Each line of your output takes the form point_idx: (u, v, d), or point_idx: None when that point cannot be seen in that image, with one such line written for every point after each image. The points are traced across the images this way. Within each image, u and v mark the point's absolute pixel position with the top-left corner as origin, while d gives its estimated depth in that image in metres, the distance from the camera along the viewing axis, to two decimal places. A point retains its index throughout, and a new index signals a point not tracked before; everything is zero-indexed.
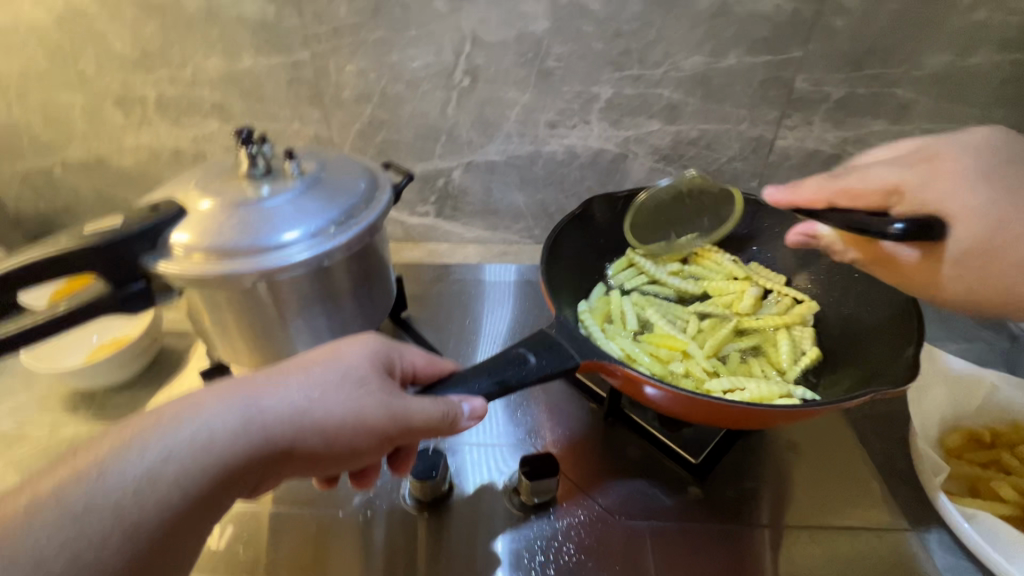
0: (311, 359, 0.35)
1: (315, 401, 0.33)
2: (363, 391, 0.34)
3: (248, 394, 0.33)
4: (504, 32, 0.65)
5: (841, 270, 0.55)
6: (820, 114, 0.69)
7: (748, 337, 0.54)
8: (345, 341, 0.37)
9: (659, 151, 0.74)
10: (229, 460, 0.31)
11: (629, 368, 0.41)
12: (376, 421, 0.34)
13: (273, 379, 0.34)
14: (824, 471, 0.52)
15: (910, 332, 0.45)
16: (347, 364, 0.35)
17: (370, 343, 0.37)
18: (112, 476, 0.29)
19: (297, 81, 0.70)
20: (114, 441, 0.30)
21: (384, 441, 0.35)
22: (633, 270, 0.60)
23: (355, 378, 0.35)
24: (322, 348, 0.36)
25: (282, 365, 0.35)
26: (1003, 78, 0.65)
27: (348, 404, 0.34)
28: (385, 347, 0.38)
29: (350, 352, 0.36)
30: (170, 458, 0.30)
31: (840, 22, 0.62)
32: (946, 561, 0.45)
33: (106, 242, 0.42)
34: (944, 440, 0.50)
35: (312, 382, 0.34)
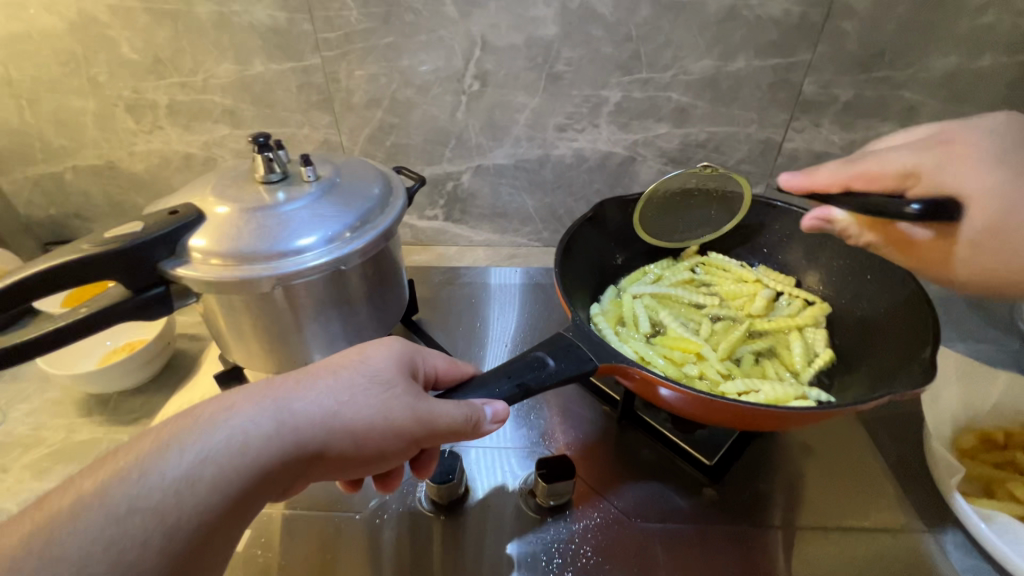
0: (338, 362, 0.35)
1: (345, 404, 0.33)
2: (391, 394, 0.34)
3: (279, 397, 0.33)
4: (514, 36, 0.65)
5: (853, 272, 0.56)
6: (828, 116, 0.70)
7: (761, 340, 0.54)
8: (371, 344, 0.37)
9: (668, 154, 0.74)
10: (263, 462, 0.31)
11: (646, 370, 0.41)
12: (405, 423, 0.34)
13: (303, 382, 0.34)
14: (838, 472, 0.52)
15: (923, 333, 0.45)
16: (374, 367, 0.35)
17: (396, 347, 0.37)
18: (150, 479, 0.29)
19: (307, 86, 0.70)
20: (151, 445, 0.30)
21: (411, 443, 0.35)
22: (645, 273, 0.60)
23: (382, 380, 0.35)
24: (349, 350, 0.36)
25: (309, 367, 0.35)
26: (1011, 80, 0.65)
27: (377, 407, 0.34)
28: (409, 350, 0.38)
29: (376, 355, 0.36)
30: (206, 461, 0.30)
31: (848, 25, 0.62)
32: (962, 562, 0.45)
33: (125, 247, 0.42)
34: (957, 440, 0.50)
35: (342, 385, 0.34)
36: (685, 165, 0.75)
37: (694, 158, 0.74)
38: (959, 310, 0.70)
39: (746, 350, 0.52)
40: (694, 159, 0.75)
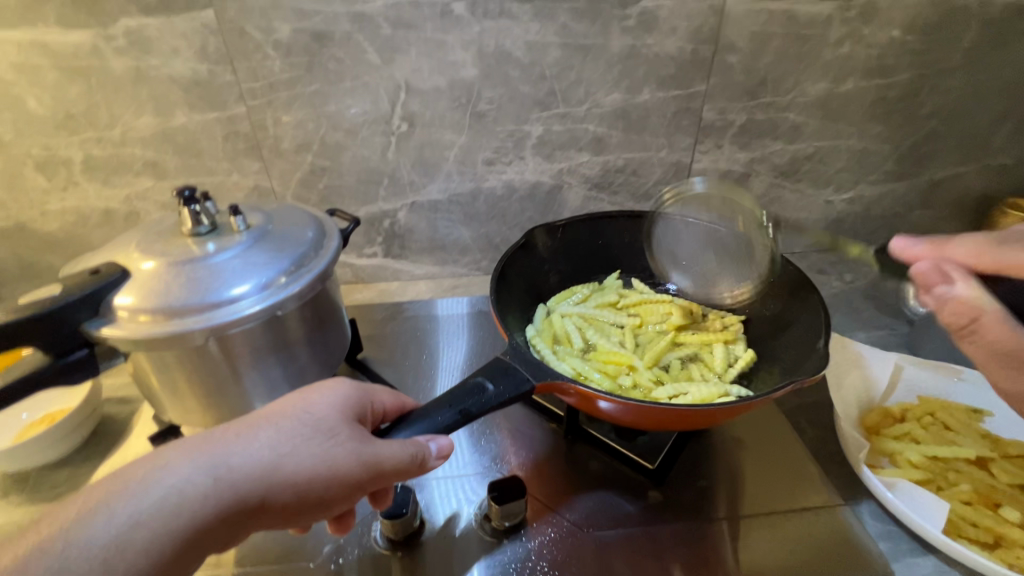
0: (280, 412, 0.36)
1: (284, 453, 0.34)
2: (332, 439, 0.35)
3: (217, 451, 0.33)
4: (436, 79, 0.69)
5: (759, 275, 0.61)
6: (727, 138, 0.77)
7: (686, 346, 0.58)
8: (312, 389, 0.38)
9: (592, 180, 0.79)
10: (198, 520, 0.31)
11: (581, 386, 0.43)
12: (348, 469, 0.35)
13: (242, 432, 0.34)
14: (766, 461, 0.56)
15: (820, 326, 0.50)
16: (316, 413, 0.36)
17: (340, 391, 0.38)
18: (78, 547, 0.29)
19: (233, 134, 0.70)
20: (77, 511, 0.30)
21: (357, 489, 0.35)
22: (574, 292, 0.64)
23: (324, 427, 0.35)
24: (290, 398, 0.37)
25: (249, 416, 0.36)
26: (871, 99, 0.76)
27: (318, 453, 0.34)
28: (354, 393, 0.39)
29: (320, 401, 0.37)
30: (138, 525, 0.30)
31: (733, 58, 0.70)
32: (876, 527, 0.50)
33: (21, 320, 0.39)
34: (864, 419, 0.56)
35: (281, 435, 0.34)
36: (608, 189, 0.81)
37: (615, 182, 0.80)
38: (857, 304, 0.79)
39: (673, 356, 0.57)
40: (615, 183, 0.80)
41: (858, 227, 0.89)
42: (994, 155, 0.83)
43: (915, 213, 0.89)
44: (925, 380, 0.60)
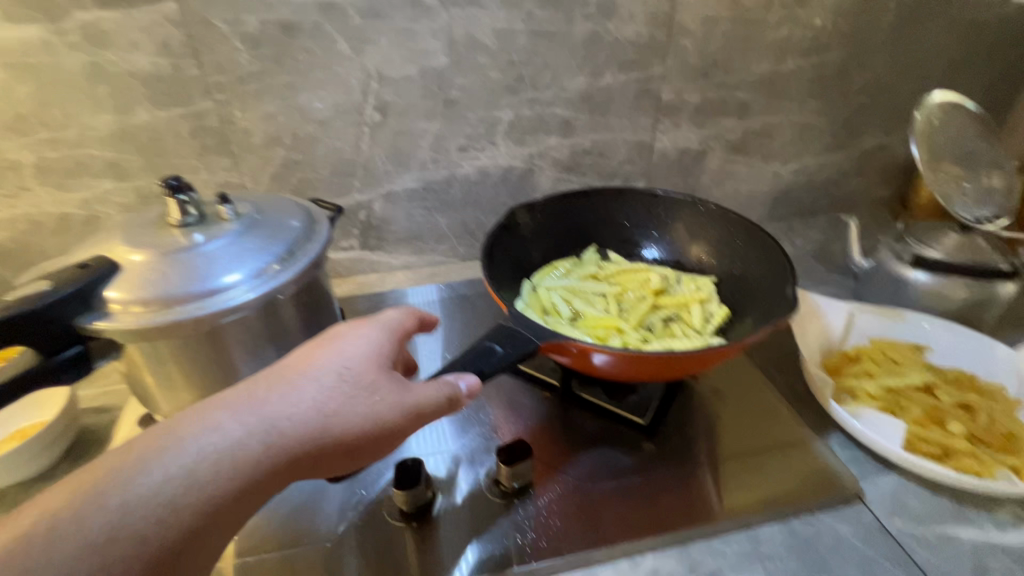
0: (319, 363, 0.39)
1: (329, 404, 0.37)
2: (372, 391, 0.38)
3: (266, 405, 0.36)
4: (408, 68, 0.70)
5: (726, 238, 0.65)
6: (684, 117, 0.83)
7: (665, 308, 0.62)
8: (342, 340, 0.40)
9: (561, 163, 0.83)
10: (250, 462, 0.34)
11: (583, 343, 0.47)
12: (389, 417, 0.38)
13: (286, 386, 0.37)
14: (745, 407, 0.61)
15: (785, 278, 0.55)
16: (351, 366, 0.39)
17: (368, 341, 0.41)
18: (143, 484, 0.32)
19: (201, 130, 0.69)
20: (137, 455, 0.33)
21: (393, 434, 0.38)
22: (556, 268, 0.66)
23: (361, 377, 0.38)
24: (323, 351, 0.39)
25: (287, 370, 0.38)
26: (808, 77, 0.83)
27: (359, 404, 0.37)
28: (386, 345, 0.41)
29: (355, 352, 0.40)
30: (197, 465, 0.33)
31: (687, 41, 0.75)
32: (846, 454, 0.55)
33: (3, 319, 0.38)
34: (826, 362, 0.62)
35: (322, 388, 0.37)
36: (577, 171, 0.84)
37: (583, 164, 0.84)
38: (809, 265, 0.87)
39: (655, 318, 0.61)
40: (583, 165, 0.84)
41: (802, 196, 0.97)
42: (911, 124, 0.93)
43: (851, 180, 0.98)
44: (874, 325, 0.67)
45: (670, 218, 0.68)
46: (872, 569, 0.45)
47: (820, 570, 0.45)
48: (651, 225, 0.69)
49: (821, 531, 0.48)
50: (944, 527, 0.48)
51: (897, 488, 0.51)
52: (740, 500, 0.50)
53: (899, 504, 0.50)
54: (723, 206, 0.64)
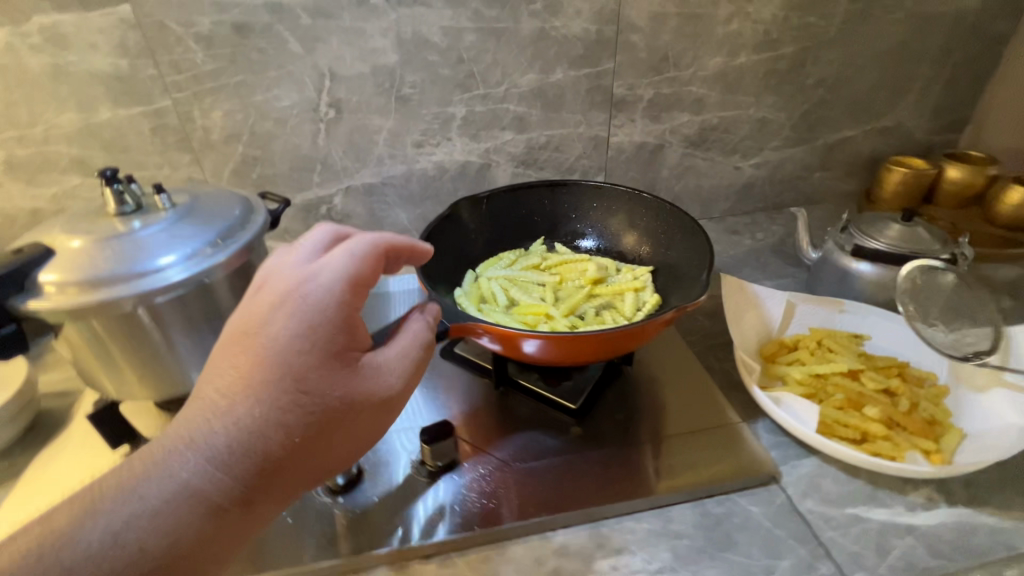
0: (266, 373, 0.36)
1: (297, 421, 0.36)
2: (330, 392, 0.37)
3: (223, 436, 0.35)
4: (359, 66, 0.72)
5: (663, 227, 0.66)
6: (639, 112, 0.84)
7: (600, 297, 0.63)
8: (290, 335, 0.36)
9: (517, 158, 0.84)
10: (225, 489, 0.35)
11: (490, 324, 0.51)
12: (363, 417, 0.39)
13: (242, 408, 0.35)
14: (680, 393, 0.62)
15: (705, 264, 0.56)
16: (310, 374, 0.36)
17: (320, 333, 0.36)
18: (124, 539, 0.33)
19: (161, 128, 0.72)
20: (111, 505, 0.34)
21: (365, 420, 0.39)
22: (502, 258, 0.68)
23: (315, 380, 0.36)
24: (273, 358, 0.36)
25: (238, 388, 0.36)
26: (763, 71, 0.84)
27: (324, 410, 0.37)
28: (333, 327, 0.37)
29: (299, 353, 0.36)
30: (172, 508, 0.34)
31: (635, 37, 0.77)
32: (770, 439, 0.56)
33: None
34: (762, 350, 0.63)
35: (285, 408, 0.36)
36: (534, 165, 0.86)
37: (540, 159, 0.85)
38: (765, 258, 0.87)
39: (588, 306, 0.62)
40: (540, 160, 0.85)
41: (766, 189, 0.98)
42: (872, 118, 0.94)
43: (815, 174, 0.98)
44: (814, 314, 0.68)
45: (613, 210, 0.70)
46: (776, 547, 0.46)
47: (725, 548, 0.46)
48: (595, 216, 0.71)
49: (732, 511, 0.49)
50: (855, 508, 0.49)
51: (814, 471, 0.52)
52: (658, 479, 0.52)
53: (814, 486, 0.51)
54: (659, 197, 0.65)
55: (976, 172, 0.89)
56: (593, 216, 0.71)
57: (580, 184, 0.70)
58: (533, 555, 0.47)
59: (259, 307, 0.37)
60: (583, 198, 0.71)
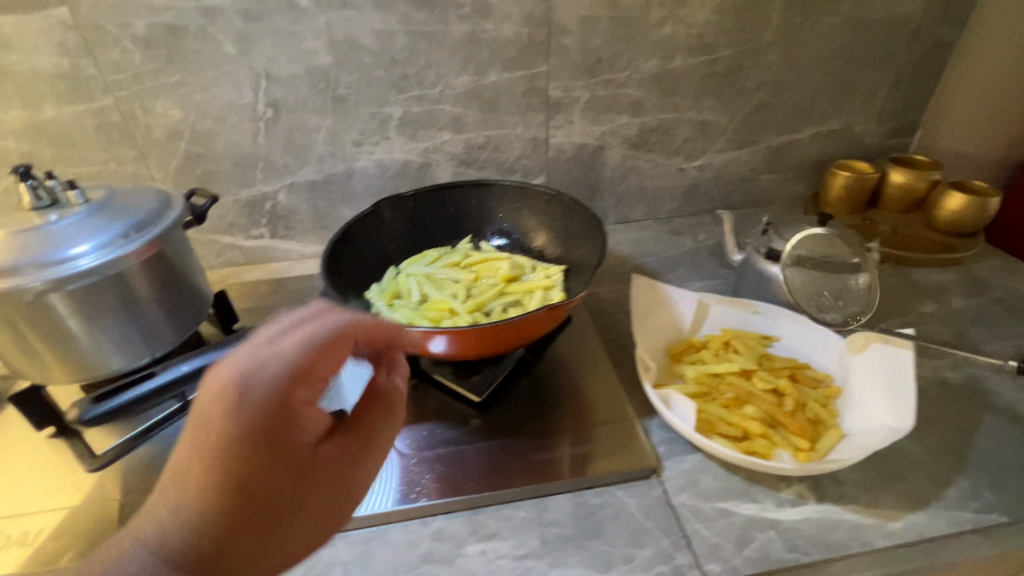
0: (215, 463, 0.31)
1: (247, 533, 0.32)
2: (292, 479, 0.33)
3: (168, 535, 0.30)
4: (294, 67, 0.75)
5: (579, 228, 0.68)
6: (576, 114, 0.85)
7: (510, 295, 0.65)
8: (231, 440, 0.31)
9: (457, 157, 0.86)
10: None
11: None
12: (329, 514, 0.35)
13: (184, 521, 0.31)
14: (584, 387, 0.63)
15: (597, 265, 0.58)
16: (259, 481, 0.32)
17: (266, 437, 0.31)
18: None
19: (105, 125, 0.75)
20: None
21: (333, 507, 0.35)
22: (426, 255, 0.70)
23: (273, 467, 0.32)
24: (214, 466, 0.31)
25: (186, 484, 0.31)
26: (700, 74, 0.85)
27: (283, 500, 0.33)
28: (292, 410, 0.32)
29: (252, 439, 0.31)
30: None
31: (567, 40, 0.78)
32: (661, 435, 0.57)
33: None
34: (670, 348, 0.65)
35: (232, 519, 0.31)
36: (474, 165, 0.88)
37: (480, 158, 0.87)
38: (701, 259, 0.89)
39: (496, 304, 0.64)
40: (480, 159, 0.87)
41: (712, 191, 0.99)
42: (818, 122, 0.94)
43: (762, 176, 0.99)
44: (728, 315, 0.69)
45: (535, 211, 0.72)
46: (640, 538, 0.48)
47: (592, 537, 0.48)
48: (518, 216, 0.73)
49: (607, 503, 0.51)
50: (725, 503, 0.51)
51: (695, 467, 0.54)
52: (540, 471, 0.53)
53: (692, 481, 0.53)
54: (574, 200, 0.67)
55: (919, 176, 0.89)
56: (516, 216, 0.73)
57: (502, 183, 0.72)
58: (408, 538, 0.49)
59: (204, 400, 0.32)
60: (507, 198, 0.73)
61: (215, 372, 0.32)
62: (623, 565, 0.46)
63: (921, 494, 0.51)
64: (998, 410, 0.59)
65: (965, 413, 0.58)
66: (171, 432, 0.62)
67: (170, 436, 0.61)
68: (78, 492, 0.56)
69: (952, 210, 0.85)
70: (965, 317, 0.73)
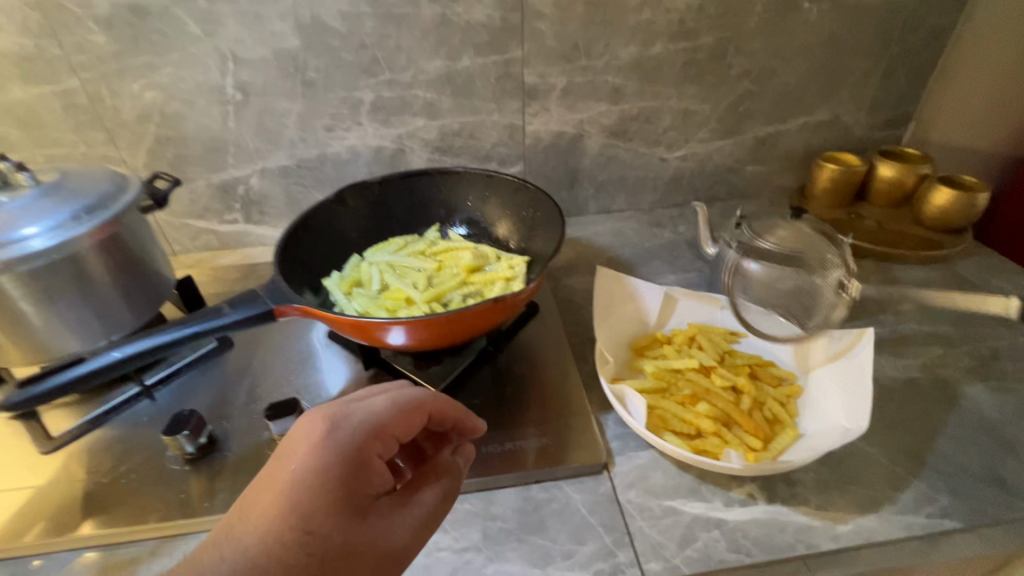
0: (294, 493, 0.37)
1: (297, 566, 0.36)
2: (346, 522, 0.38)
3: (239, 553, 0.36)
4: (261, 50, 0.73)
5: (543, 220, 0.67)
6: (553, 101, 0.83)
7: (471, 286, 0.64)
8: (309, 468, 0.38)
9: (432, 144, 0.85)
10: None
11: (305, 305, 0.52)
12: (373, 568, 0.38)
13: (250, 542, 0.36)
14: (544, 379, 0.62)
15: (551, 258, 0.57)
16: (320, 514, 0.37)
17: (336, 470, 0.39)
18: None
19: (73, 107, 0.74)
20: None
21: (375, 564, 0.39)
22: (392, 243, 0.69)
23: (337, 504, 0.38)
24: (289, 492, 0.38)
25: (265, 506, 0.37)
26: (680, 61, 0.83)
27: (338, 542, 0.37)
28: (363, 455, 0.40)
29: (328, 474, 0.38)
30: None
31: (542, 24, 0.76)
32: (616, 430, 0.56)
33: None
34: (634, 342, 0.64)
35: (288, 547, 0.36)
36: (449, 152, 0.86)
37: (455, 145, 0.86)
38: (679, 252, 0.87)
39: (456, 294, 0.63)
40: (455, 147, 0.86)
41: (695, 181, 0.97)
42: (806, 112, 0.92)
43: (747, 168, 0.96)
44: (693, 310, 0.68)
45: (503, 199, 0.70)
46: (582, 534, 0.48)
47: (534, 532, 0.48)
48: (485, 207, 0.72)
49: (553, 497, 0.51)
50: (673, 501, 0.50)
51: (647, 463, 0.53)
52: (491, 462, 0.52)
53: (642, 477, 0.52)
54: (540, 190, 0.66)
55: (908, 169, 0.86)
56: (482, 207, 0.72)
57: (468, 171, 0.70)
58: None
59: (299, 436, 0.40)
60: (474, 187, 0.72)
61: (315, 414, 0.41)
62: (562, 561, 0.46)
63: (874, 497, 0.49)
64: (966, 413, 0.57)
65: (930, 415, 0.57)
66: (134, 412, 0.61)
67: (132, 416, 0.61)
68: (43, 470, 0.56)
69: (940, 205, 0.82)
70: (945, 317, 0.71)
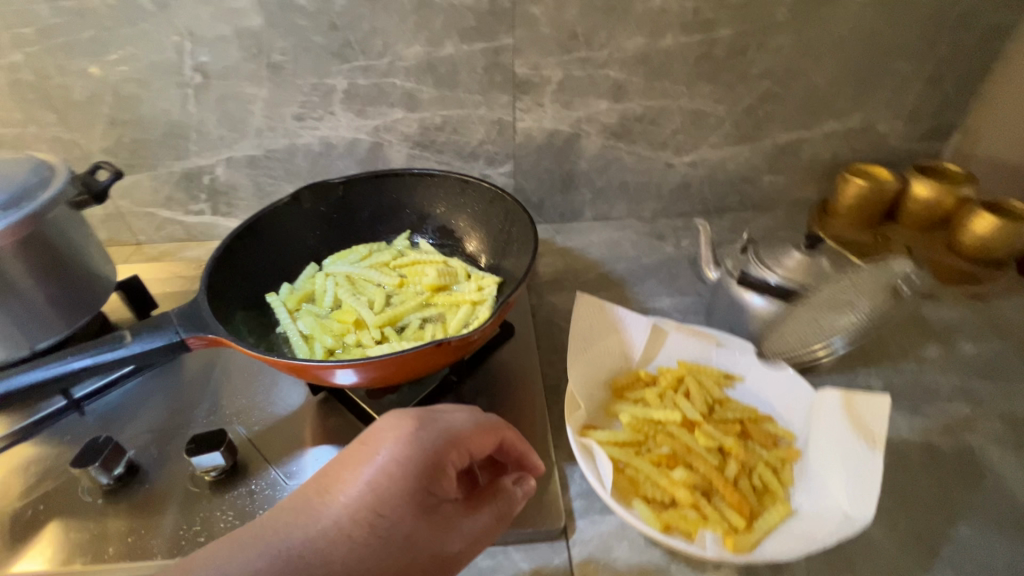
0: (374, 476, 0.37)
1: (366, 547, 0.36)
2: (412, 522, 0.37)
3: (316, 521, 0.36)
4: (220, 28, 0.66)
5: (519, 237, 0.59)
6: (547, 96, 0.75)
7: (434, 307, 0.57)
8: (392, 459, 0.37)
9: (411, 138, 0.77)
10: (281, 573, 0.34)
11: (217, 336, 0.47)
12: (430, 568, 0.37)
13: (329, 509, 0.37)
14: (509, 418, 0.55)
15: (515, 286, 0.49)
16: (397, 502, 0.37)
17: (416, 466, 0.37)
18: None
19: (17, 83, 0.68)
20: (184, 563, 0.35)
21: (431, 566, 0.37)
22: (353, 251, 0.63)
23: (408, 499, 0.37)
24: (371, 473, 0.37)
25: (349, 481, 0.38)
26: (694, 57, 0.73)
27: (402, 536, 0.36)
28: (442, 459, 0.38)
29: (405, 469, 0.37)
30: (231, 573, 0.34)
31: (536, 9, 0.67)
32: (581, 487, 0.50)
33: None
34: (615, 380, 0.57)
35: (356, 525, 0.36)
36: (431, 147, 0.78)
37: (437, 141, 0.78)
38: (678, 270, 0.79)
39: (415, 317, 0.56)
40: (438, 142, 0.78)
41: (705, 190, 0.88)
42: (834, 119, 0.81)
43: (764, 177, 0.87)
44: (687, 346, 0.60)
45: (479, 208, 0.63)
46: None
47: None
48: (459, 216, 0.65)
49: (499, 567, 0.44)
50: None
51: (613, 531, 0.47)
52: None
53: (604, 549, 0.45)
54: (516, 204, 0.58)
55: (947, 190, 0.76)
56: (456, 215, 0.65)
57: (441, 174, 0.62)
58: None
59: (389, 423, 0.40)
60: (448, 192, 0.64)
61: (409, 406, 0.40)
62: None
63: None
64: (991, 492, 0.49)
65: (948, 493, 0.49)
66: (62, 427, 0.56)
67: (59, 432, 0.56)
68: None
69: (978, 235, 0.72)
70: (974, 366, 0.62)
